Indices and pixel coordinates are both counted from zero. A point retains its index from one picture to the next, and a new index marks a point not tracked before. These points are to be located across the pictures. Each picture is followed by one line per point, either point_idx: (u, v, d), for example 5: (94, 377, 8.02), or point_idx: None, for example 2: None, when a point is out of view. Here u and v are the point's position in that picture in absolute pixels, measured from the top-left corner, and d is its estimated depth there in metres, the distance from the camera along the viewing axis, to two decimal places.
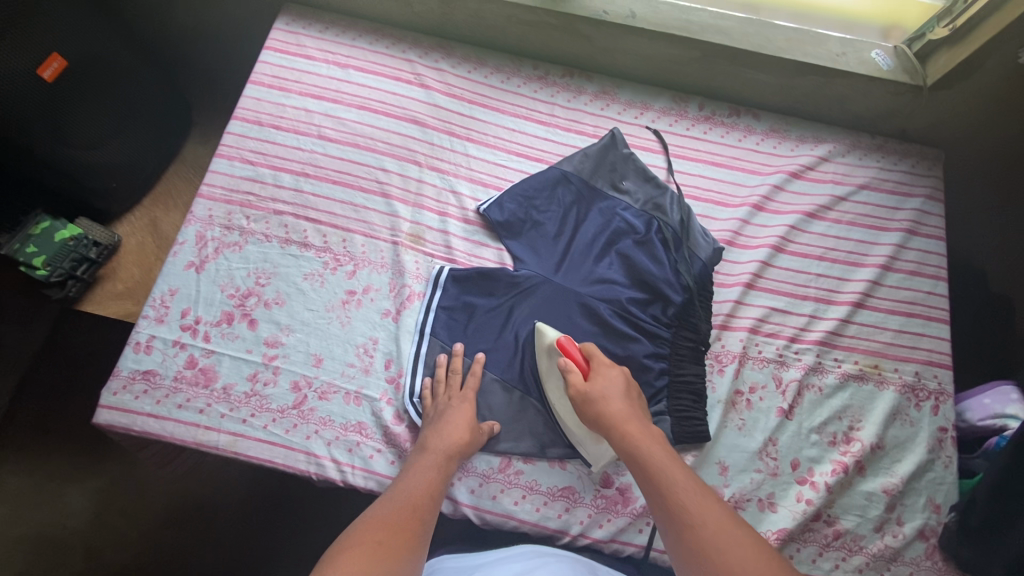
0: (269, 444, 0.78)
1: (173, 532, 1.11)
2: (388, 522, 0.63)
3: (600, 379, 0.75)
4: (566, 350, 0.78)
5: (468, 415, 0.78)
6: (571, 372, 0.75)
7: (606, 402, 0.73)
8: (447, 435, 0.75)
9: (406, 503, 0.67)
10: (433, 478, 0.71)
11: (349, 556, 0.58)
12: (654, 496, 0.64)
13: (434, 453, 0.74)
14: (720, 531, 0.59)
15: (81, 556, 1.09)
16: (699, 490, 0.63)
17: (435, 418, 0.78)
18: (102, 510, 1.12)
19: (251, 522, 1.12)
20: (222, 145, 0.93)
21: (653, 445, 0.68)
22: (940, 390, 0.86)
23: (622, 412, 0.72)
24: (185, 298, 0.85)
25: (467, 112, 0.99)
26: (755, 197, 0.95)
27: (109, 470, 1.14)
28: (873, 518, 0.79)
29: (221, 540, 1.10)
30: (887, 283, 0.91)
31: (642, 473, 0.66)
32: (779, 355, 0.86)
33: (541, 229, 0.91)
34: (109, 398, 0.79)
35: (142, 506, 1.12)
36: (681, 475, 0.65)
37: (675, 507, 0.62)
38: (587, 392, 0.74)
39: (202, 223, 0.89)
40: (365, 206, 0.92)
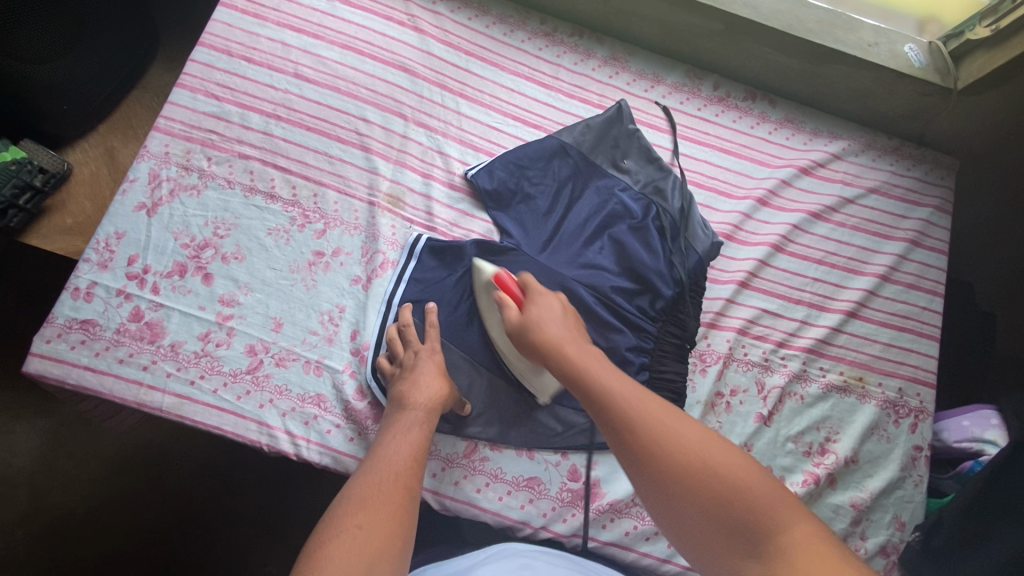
0: (218, 410, 0.73)
1: (120, 478, 1.05)
2: (368, 503, 0.57)
3: (534, 307, 0.69)
4: (503, 285, 0.72)
5: (438, 367, 0.73)
6: (507, 307, 0.70)
7: (544, 328, 0.66)
8: (424, 390, 0.70)
9: (386, 476, 0.60)
10: (412, 444, 0.65)
11: (331, 552, 0.52)
12: (605, 419, 0.57)
13: (415, 409, 0.68)
14: (679, 437, 0.53)
15: (22, 494, 1.04)
16: (647, 399, 0.57)
17: (405, 375, 0.72)
18: (49, 449, 1.06)
19: (205, 474, 1.07)
20: (184, 74, 0.83)
21: (597, 363, 0.61)
22: (920, 408, 0.84)
23: (559, 336, 0.65)
24: (133, 244, 0.76)
25: (463, 65, 0.90)
26: (761, 190, 0.89)
27: (57, 409, 1.08)
28: (837, 532, 0.78)
29: (171, 490, 1.06)
30: (883, 294, 0.88)
31: (586, 394, 0.59)
32: (765, 359, 0.83)
33: (532, 203, 0.84)
34: (42, 345, 0.72)
35: (88, 449, 1.07)
36: (630, 391, 0.58)
37: (628, 422, 0.55)
38: (525, 320, 0.68)
39: (156, 160, 0.80)
40: (342, 159, 0.83)
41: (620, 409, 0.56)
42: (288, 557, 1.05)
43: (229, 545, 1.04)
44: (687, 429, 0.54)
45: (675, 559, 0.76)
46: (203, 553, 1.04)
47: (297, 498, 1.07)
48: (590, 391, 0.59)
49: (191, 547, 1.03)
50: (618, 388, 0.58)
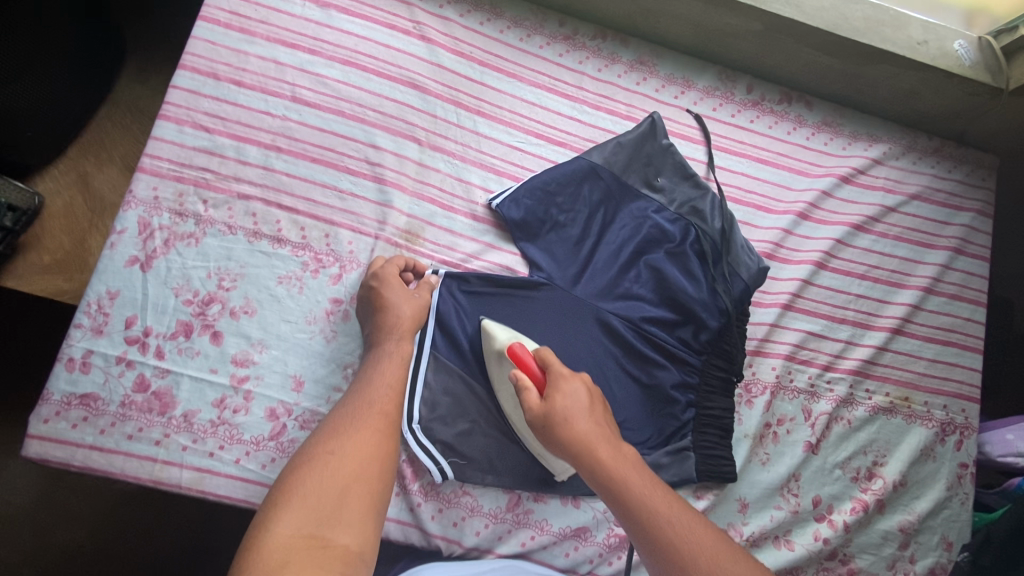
0: (243, 482, 0.67)
1: (126, 513, 1.00)
2: (344, 432, 0.57)
3: (560, 394, 0.60)
4: (519, 361, 0.64)
5: (405, 292, 0.69)
6: (526, 391, 0.61)
7: (572, 424, 0.58)
8: (395, 319, 0.67)
9: (363, 406, 0.60)
10: (391, 372, 0.64)
11: (303, 477, 0.53)
12: (648, 545, 0.54)
13: (392, 341, 0.66)
14: (717, 561, 0.53)
15: (24, 534, 0.98)
16: (694, 522, 0.55)
17: (371, 306, 0.69)
18: (47, 488, 1.00)
19: (217, 508, 1.02)
20: (166, 103, 0.73)
21: (632, 473, 0.57)
22: (966, 425, 0.82)
23: (592, 434, 0.58)
24: (129, 304, 0.69)
25: (478, 78, 0.81)
26: (802, 204, 0.84)
27: None
28: (886, 557, 0.77)
29: (183, 524, 1.00)
30: (927, 307, 0.85)
31: (623, 507, 0.55)
32: (811, 385, 0.80)
33: (563, 232, 0.77)
34: (39, 426, 0.65)
35: (90, 483, 1.01)
36: (677, 513, 0.55)
37: (677, 552, 0.53)
38: (549, 414, 0.59)
39: (145, 207, 0.71)
40: (352, 193, 0.75)
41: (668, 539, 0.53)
42: None
43: None
44: (723, 550, 0.54)
45: None
46: None
47: None
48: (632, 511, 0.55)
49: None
50: (666, 513, 0.55)
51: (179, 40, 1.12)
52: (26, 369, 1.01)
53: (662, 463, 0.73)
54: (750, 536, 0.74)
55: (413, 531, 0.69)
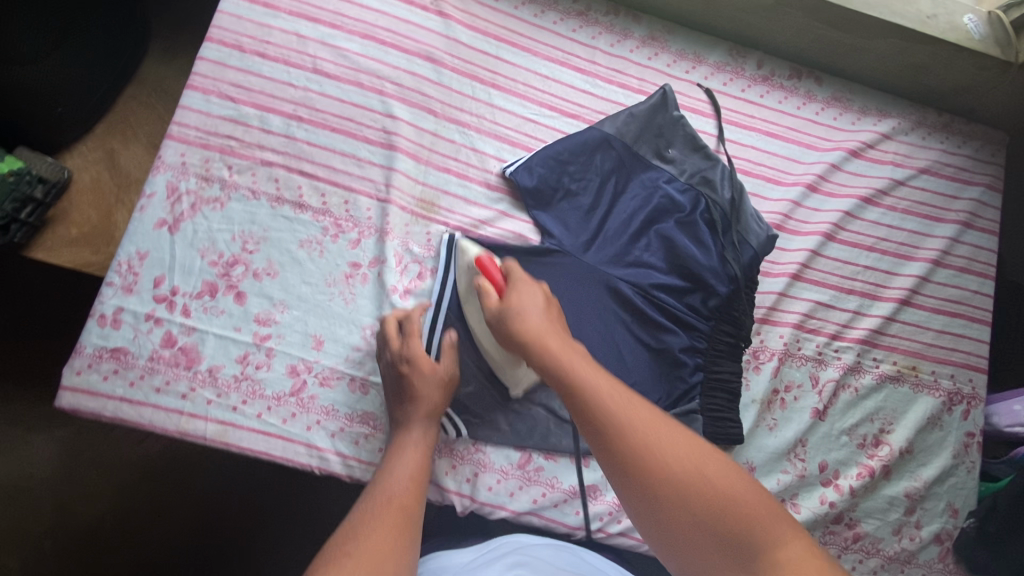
0: (265, 435, 0.70)
1: (145, 484, 1.03)
2: (361, 533, 0.52)
3: (516, 296, 0.62)
4: (485, 270, 0.66)
5: (431, 372, 0.68)
6: (486, 295, 0.63)
7: (524, 317, 0.59)
8: (422, 410, 0.67)
9: (382, 504, 0.56)
10: (407, 474, 0.61)
11: None
12: (592, 425, 0.50)
13: (409, 445, 0.65)
14: (660, 435, 0.49)
15: (48, 505, 1.01)
16: (658, 423, 0.50)
17: (399, 388, 0.68)
18: (70, 461, 1.03)
19: (232, 478, 1.05)
20: (194, 74, 0.76)
21: (576, 356, 0.55)
22: (973, 394, 0.83)
23: (542, 327, 0.58)
24: (157, 264, 0.72)
25: (493, 52, 0.84)
26: (811, 176, 0.85)
27: (74, 419, 1.05)
28: (892, 522, 0.78)
29: (201, 495, 1.03)
30: (935, 279, 0.86)
31: (564, 387, 0.53)
32: (819, 353, 0.81)
33: (575, 200, 0.79)
34: (73, 377, 0.68)
35: (110, 455, 1.04)
36: (630, 398, 0.52)
37: (623, 430, 0.49)
38: (503, 310, 0.60)
39: (173, 172, 0.74)
40: (370, 162, 0.78)
41: (621, 435, 0.49)
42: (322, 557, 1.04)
43: (262, 547, 1.03)
44: (671, 428, 0.50)
45: None
46: (237, 557, 1.02)
47: (335, 508, 1.05)
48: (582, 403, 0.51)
49: (223, 566, 1.01)
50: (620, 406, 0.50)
51: (201, 23, 1.14)
52: (53, 341, 1.05)
53: None
54: None
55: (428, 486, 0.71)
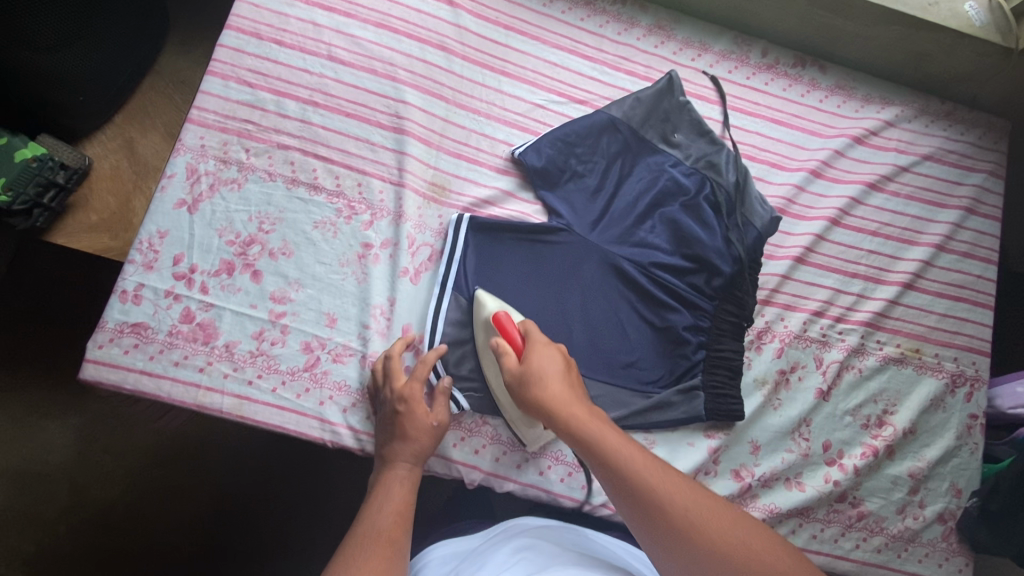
0: (279, 409, 0.72)
1: (157, 470, 1.04)
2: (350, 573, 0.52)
3: (535, 355, 0.63)
4: (502, 329, 0.67)
5: (425, 418, 0.68)
6: (504, 355, 0.64)
7: (545, 380, 0.60)
8: (411, 451, 0.66)
9: (370, 540, 0.56)
10: (394, 505, 0.61)
11: None
12: (625, 497, 0.52)
13: (398, 473, 0.65)
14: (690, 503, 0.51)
15: (62, 490, 1.02)
16: (680, 484, 0.52)
17: (391, 426, 0.67)
18: (84, 447, 1.04)
19: (243, 463, 1.06)
20: (214, 60, 0.78)
21: (602, 424, 0.57)
22: (976, 377, 0.84)
23: (561, 390, 0.59)
24: (177, 243, 0.74)
25: (503, 40, 0.86)
26: (815, 162, 0.86)
27: (88, 407, 1.06)
28: (896, 501, 0.79)
29: (213, 479, 1.05)
30: (938, 264, 0.87)
31: (594, 457, 0.54)
32: (822, 335, 0.82)
33: (581, 181, 0.81)
34: (95, 351, 0.70)
35: (123, 442, 1.05)
36: (657, 468, 0.53)
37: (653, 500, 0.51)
38: (523, 372, 0.62)
39: (193, 154, 0.76)
40: (382, 146, 0.80)
41: (656, 502, 0.51)
42: (331, 542, 1.05)
43: (273, 532, 1.04)
44: (698, 494, 0.52)
45: None
46: (249, 541, 1.03)
47: (344, 492, 1.06)
48: (609, 465, 0.54)
49: (233, 551, 1.03)
50: (646, 470, 0.53)
51: (216, 23, 1.18)
52: (67, 328, 1.06)
53: (673, 402, 0.77)
54: (762, 476, 0.76)
55: (436, 460, 0.72)
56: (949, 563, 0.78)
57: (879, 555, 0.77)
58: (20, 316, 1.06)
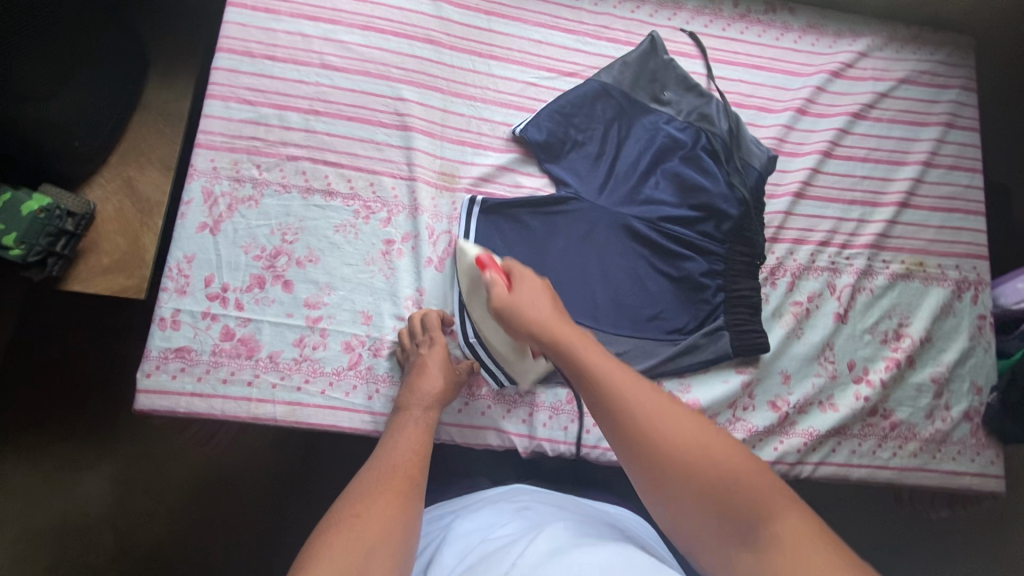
0: (331, 409, 0.74)
1: (198, 504, 1.05)
2: (370, 492, 0.55)
3: (525, 289, 0.62)
4: (486, 266, 0.68)
5: (444, 358, 0.72)
6: (495, 285, 0.64)
7: (528, 312, 0.59)
8: (426, 391, 0.70)
9: (388, 466, 0.59)
10: (414, 437, 0.64)
11: (325, 535, 0.49)
12: (601, 412, 0.48)
13: (413, 410, 0.68)
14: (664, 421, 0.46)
15: (109, 539, 1.02)
16: (662, 402, 0.47)
17: (410, 369, 0.72)
18: (123, 493, 1.04)
19: (280, 486, 1.06)
20: (211, 83, 0.80)
21: (588, 343, 0.54)
22: (979, 280, 0.89)
23: (545, 319, 0.58)
24: (205, 265, 0.75)
25: (487, 26, 0.88)
26: (799, 100, 0.90)
27: (120, 452, 1.05)
28: (923, 407, 0.83)
29: (255, 505, 1.05)
30: (928, 180, 0.91)
31: (574, 374, 0.52)
32: (832, 263, 0.86)
33: (583, 150, 0.84)
34: (144, 380, 0.71)
35: (161, 481, 1.05)
36: (639, 389, 0.48)
37: (632, 421, 0.46)
38: (508, 301, 0.61)
39: (206, 177, 0.78)
40: (388, 144, 0.82)
41: (636, 422, 0.46)
42: None
43: None
44: (677, 416, 0.46)
45: (783, 458, 0.79)
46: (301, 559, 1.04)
47: None
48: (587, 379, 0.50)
49: None
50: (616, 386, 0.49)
51: (207, 47, 1.13)
52: (91, 376, 1.07)
53: (700, 344, 0.81)
54: (797, 403, 0.80)
55: (490, 433, 0.77)
56: (981, 457, 0.82)
57: (916, 460, 0.81)
58: (43, 372, 1.06)
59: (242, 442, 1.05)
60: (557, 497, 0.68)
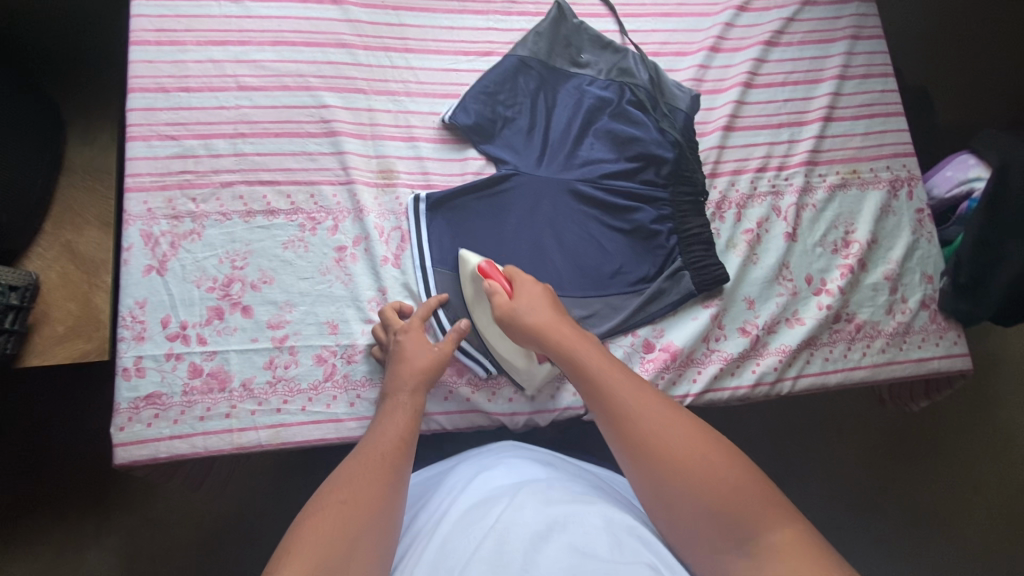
0: (315, 423, 0.74)
1: (208, 556, 1.02)
2: (356, 482, 0.55)
3: (526, 295, 0.69)
4: (488, 276, 0.72)
5: (420, 341, 0.71)
6: (497, 295, 0.70)
7: (536, 317, 0.67)
8: (411, 371, 0.69)
9: (373, 454, 0.58)
10: (400, 424, 0.63)
11: (311, 524, 0.50)
12: (607, 414, 0.59)
13: (397, 396, 0.67)
14: (663, 426, 0.56)
15: None
16: (659, 410, 0.57)
17: (390, 359, 0.71)
18: (128, 563, 1.01)
19: (288, 521, 1.04)
20: (128, 126, 0.78)
21: (596, 354, 0.64)
22: (911, 176, 0.93)
23: (550, 325, 0.66)
24: (159, 307, 0.74)
25: (397, 20, 0.89)
26: (711, 39, 0.93)
27: (118, 522, 1.02)
28: (882, 304, 0.86)
29: (267, 546, 1.03)
30: (846, 92, 0.95)
31: (585, 385, 0.62)
32: (772, 186, 0.89)
33: (514, 124, 0.85)
34: (119, 434, 0.70)
35: (166, 542, 1.02)
36: (640, 396, 0.59)
37: (634, 424, 0.57)
38: (512, 309, 0.68)
39: (143, 221, 0.76)
40: (321, 153, 0.82)
41: (636, 427, 0.56)
42: None
43: None
44: (673, 422, 0.56)
45: (763, 379, 0.81)
46: None
47: None
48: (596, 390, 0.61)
49: None
50: (633, 398, 0.58)
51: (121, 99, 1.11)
52: (74, 451, 1.04)
53: (664, 288, 0.82)
54: (765, 324, 0.83)
55: (477, 415, 0.77)
56: (945, 339, 0.86)
57: (885, 355, 0.85)
58: (21, 456, 1.03)
59: (245, 485, 1.04)
60: (557, 457, 0.68)
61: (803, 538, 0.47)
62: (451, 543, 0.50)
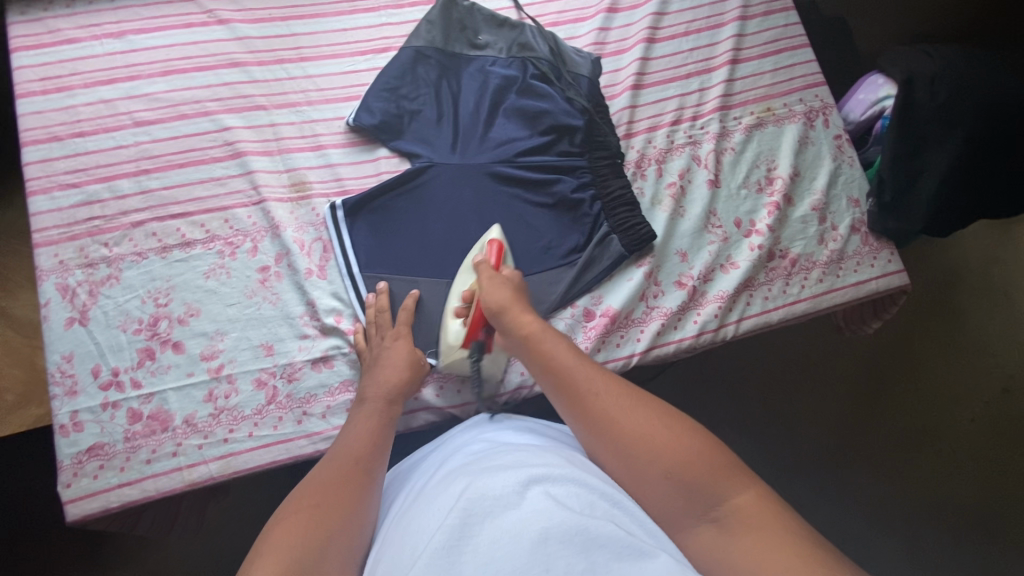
0: (265, 447, 0.72)
1: None
2: (329, 488, 0.54)
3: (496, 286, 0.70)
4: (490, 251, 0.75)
5: (409, 350, 0.72)
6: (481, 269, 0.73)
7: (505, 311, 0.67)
8: (388, 379, 0.69)
9: (348, 460, 0.58)
10: (371, 428, 0.63)
11: (282, 529, 0.49)
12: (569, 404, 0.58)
13: (374, 400, 0.67)
14: (619, 412, 0.55)
15: None
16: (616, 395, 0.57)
17: (373, 364, 0.72)
18: None
19: None
20: (26, 180, 0.77)
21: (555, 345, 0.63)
22: (824, 105, 0.93)
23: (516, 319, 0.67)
24: (87, 357, 0.73)
25: (288, 31, 0.88)
26: (606, 1, 0.93)
27: None
28: (814, 235, 0.87)
29: None
30: (749, 32, 0.94)
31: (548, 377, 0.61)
32: (689, 137, 0.89)
33: (421, 116, 0.85)
34: (66, 491, 0.67)
35: None
36: (598, 384, 0.58)
37: (594, 411, 0.56)
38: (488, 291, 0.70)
39: (56, 274, 0.75)
40: (229, 176, 0.81)
41: (597, 415, 0.55)
42: None
43: None
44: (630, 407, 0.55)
45: (706, 328, 0.81)
46: None
47: None
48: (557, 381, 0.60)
49: None
50: (589, 379, 0.58)
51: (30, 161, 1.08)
52: (47, 519, 1.02)
53: (595, 255, 0.82)
54: (700, 274, 0.83)
55: (427, 412, 0.76)
56: (879, 260, 0.87)
57: (823, 284, 0.85)
58: None
59: (229, 523, 1.03)
60: (535, 425, 0.68)
61: (763, 497, 0.47)
62: (411, 528, 0.48)
